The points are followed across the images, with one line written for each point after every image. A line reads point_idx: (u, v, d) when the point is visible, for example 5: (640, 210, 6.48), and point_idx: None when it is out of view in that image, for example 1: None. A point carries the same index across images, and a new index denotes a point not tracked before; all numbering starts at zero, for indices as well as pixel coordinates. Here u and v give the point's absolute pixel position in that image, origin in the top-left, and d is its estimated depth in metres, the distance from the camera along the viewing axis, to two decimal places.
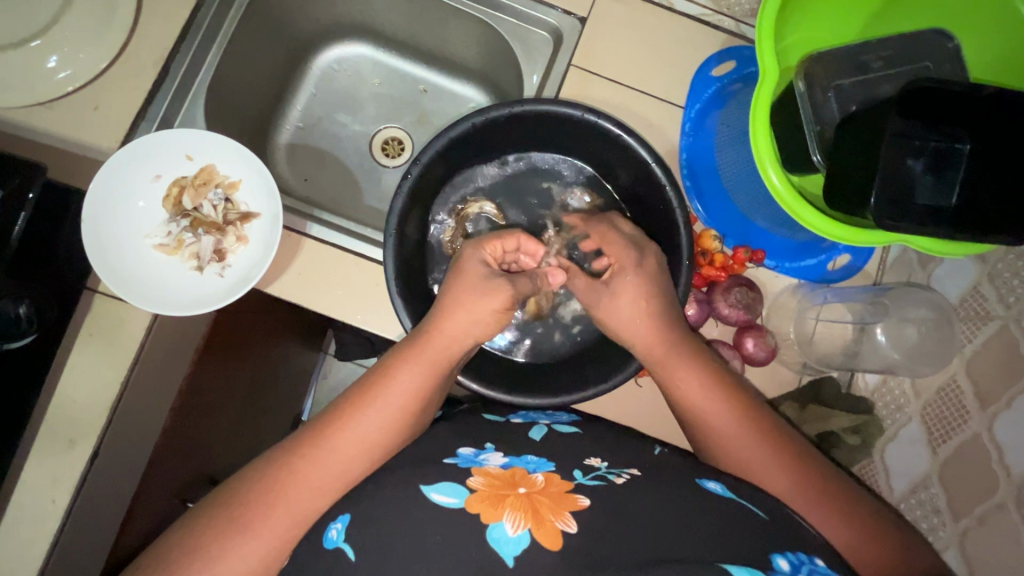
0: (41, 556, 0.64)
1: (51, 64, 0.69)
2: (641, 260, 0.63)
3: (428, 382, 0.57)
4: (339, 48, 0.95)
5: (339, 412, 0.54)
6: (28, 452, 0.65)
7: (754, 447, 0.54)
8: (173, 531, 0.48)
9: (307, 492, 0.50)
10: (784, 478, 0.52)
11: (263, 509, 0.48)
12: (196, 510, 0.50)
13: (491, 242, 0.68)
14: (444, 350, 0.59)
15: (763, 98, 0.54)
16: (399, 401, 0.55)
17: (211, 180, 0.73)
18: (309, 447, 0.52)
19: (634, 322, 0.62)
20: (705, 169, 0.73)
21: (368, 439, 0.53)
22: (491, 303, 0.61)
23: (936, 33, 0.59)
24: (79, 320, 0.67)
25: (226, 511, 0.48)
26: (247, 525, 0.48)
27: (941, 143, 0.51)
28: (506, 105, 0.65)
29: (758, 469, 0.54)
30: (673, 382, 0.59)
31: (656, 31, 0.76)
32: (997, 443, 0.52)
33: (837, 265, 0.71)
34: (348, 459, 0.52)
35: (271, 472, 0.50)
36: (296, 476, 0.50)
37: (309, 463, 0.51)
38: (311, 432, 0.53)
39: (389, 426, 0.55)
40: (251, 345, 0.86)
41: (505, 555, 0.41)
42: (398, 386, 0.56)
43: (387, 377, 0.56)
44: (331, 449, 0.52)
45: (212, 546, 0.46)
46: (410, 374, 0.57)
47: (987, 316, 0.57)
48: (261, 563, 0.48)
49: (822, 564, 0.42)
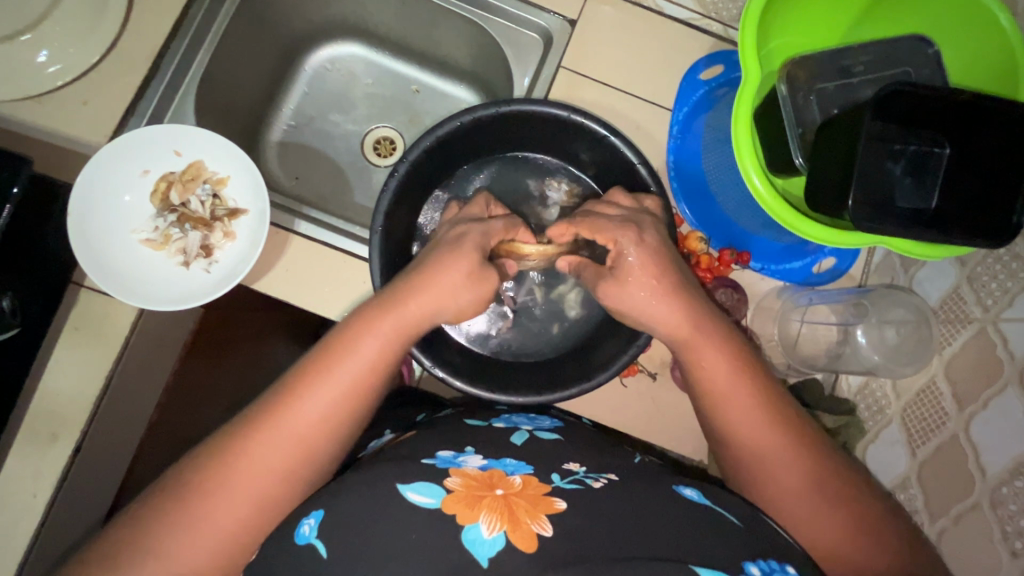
0: (21, 551, 0.64)
1: (41, 58, 0.69)
2: (641, 236, 0.59)
3: (387, 351, 0.56)
4: (332, 47, 0.95)
5: (294, 384, 0.54)
6: (9, 446, 0.65)
7: (753, 428, 0.54)
8: (130, 516, 0.49)
9: (262, 466, 0.51)
10: (774, 463, 0.52)
11: (215, 487, 0.49)
12: (154, 492, 0.50)
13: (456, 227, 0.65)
14: (402, 319, 0.57)
15: (745, 105, 0.55)
16: (353, 372, 0.55)
17: (199, 175, 0.73)
18: (266, 421, 0.52)
19: (655, 308, 0.58)
20: (692, 171, 0.74)
21: (324, 411, 0.53)
22: (449, 271, 0.59)
23: (915, 40, 0.59)
24: (63, 315, 0.67)
25: (181, 494, 0.49)
26: (202, 505, 0.48)
27: (921, 147, 0.52)
28: (493, 105, 0.65)
29: (754, 449, 0.53)
30: (700, 365, 0.56)
31: (644, 34, 0.76)
32: (974, 444, 0.52)
33: (822, 268, 0.72)
34: (302, 434, 0.52)
35: (225, 453, 0.50)
36: (248, 451, 0.51)
37: (262, 439, 0.51)
38: (265, 406, 0.53)
39: (343, 399, 0.54)
40: (235, 343, 0.87)
41: (478, 556, 0.41)
42: (353, 358, 0.55)
43: (342, 347, 0.55)
44: (288, 421, 0.52)
45: (176, 520, 0.48)
46: (366, 346, 0.55)
47: (966, 318, 0.58)
48: (222, 538, 0.49)
49: (794, 572, 0.44)
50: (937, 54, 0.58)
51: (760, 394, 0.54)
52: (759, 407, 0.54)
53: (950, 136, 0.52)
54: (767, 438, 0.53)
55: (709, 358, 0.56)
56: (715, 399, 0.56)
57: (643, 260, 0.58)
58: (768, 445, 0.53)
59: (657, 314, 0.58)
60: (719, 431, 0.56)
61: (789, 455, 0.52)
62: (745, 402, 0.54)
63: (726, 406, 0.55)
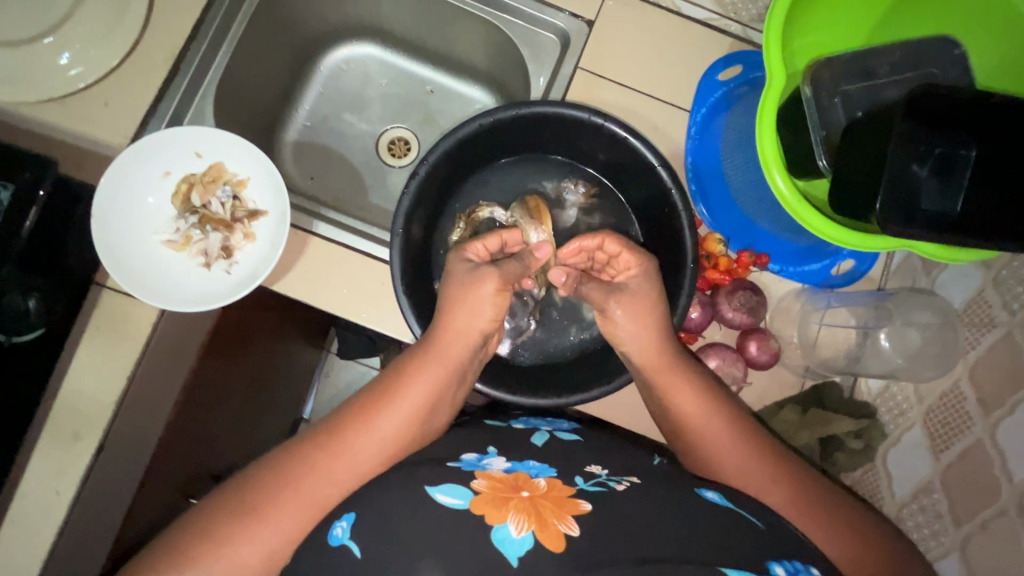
0: (46, 548, 0.64)
1: (63, 61, 0.69)
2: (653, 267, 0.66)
3: (442, 382, 0.60)
4: (347, 47, 0.96)
5: (360, 410, 0.57)
6: (34, 445, 0.65)
7: (716, 437, 0.56)
8: (184, 518, 0.50)
9: (324, 487, 0.52)
10: (747, 470, 0.54)
11: (272, 495, 0.50)
12: (207, 502, 0.51)
13: (472, 245, 0.69)
14: (454, 347, 0.61)
15: (768, 111, 0.55)
16: (413, 400, 0.58)
17: (220, 177, 0.73)
18: (331, 442, 0.54)
19: (641, 333, 0.62)
20: (710, 171, 0.73)
21: (385, 437, 0.56)
22: (486, 288, 0.63)
23: (942, 40, 0.59)
24: (86, 315, 0.68)
25: (238, 497, 0.50)
26: (259, 512, 0.49)
27: (948, 149, 0.50)
28: (514, 107, 0.65)
29: (721, 458, 0.56)
30: (672, 393, 0.60)
31: (662, 35, 0.76)
32: (1000, 449, 0.52)
33: (841, 270, 0.72)
34: (362, 454, 0.54)
35: (285, 465, 0.52)
36: (311, 469, 0.52)
37: (322, 459, 0.53)
38: (328, 428, 0.55)
39: (402, 426, 0.56)
40: (255, 340, 0.87)
41: (508, 555, 0.42)
42: (411, 384, 0.58)
43: (403, 376, 0.59)
44: (351, 444, 0.54)
45: (230, 531, 0.48)
46: (423, 373, 0.59)
47: (991, 322, 0.57)
48: (271, 552, 0.49)
49: (817, 573, 0.43)
50: (964, 55, 0.58)
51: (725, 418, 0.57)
52: (731, 428, 0.56)
53: (977, 137, 0.51)
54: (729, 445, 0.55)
55: (677, 386, 0.60)
56: (678, 416, 0.59)
57: (650, 282, 0.64)
58: (747, 465, 0.54)
59: (632, 343, 0.63)
60: (693, 450, 0.58)
61: (760, 460, 0.54)
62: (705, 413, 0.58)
63: (703, 428, 0.57)
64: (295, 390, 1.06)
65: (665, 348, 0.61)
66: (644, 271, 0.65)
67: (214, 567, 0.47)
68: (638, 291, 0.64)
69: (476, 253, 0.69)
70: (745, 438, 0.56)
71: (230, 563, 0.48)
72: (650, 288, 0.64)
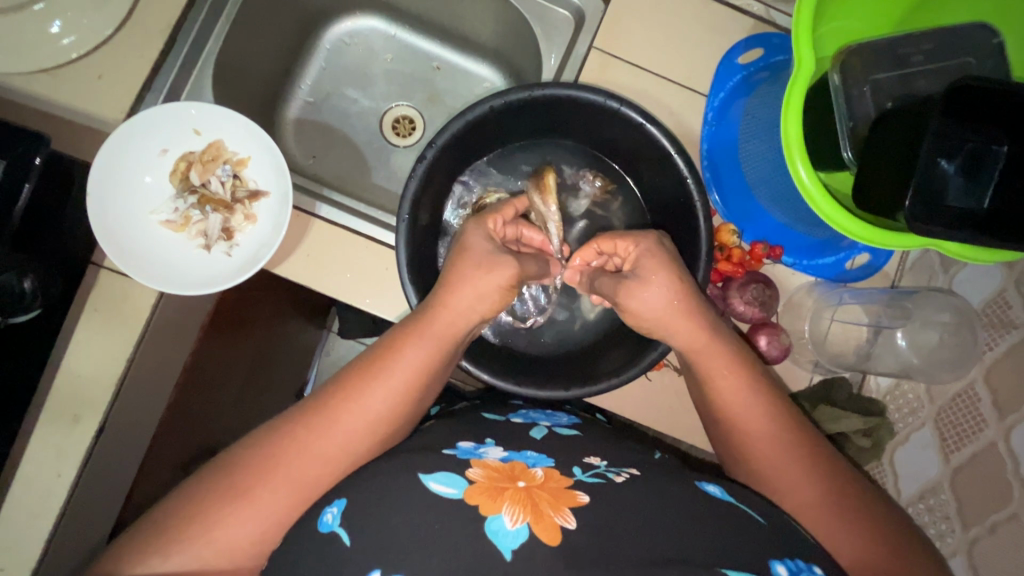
0: (47, 530, 0.64)
1: (54, 29, 0.66)
2: (657, 243, 0.63)
3: (432, 359, 0.58)
4: (350, 20, 0.92)
5: (349, 386, 0.55)
6: (32, 428, 0.64)
7: (742, 419, 0.55)
8: (173, 498, 0.50)
9: (312, 462, 0.51)
10: (748, 425, 0.55)
11: (263, 477, 0.50)
12: (196, 481, 0.51)
13: (492, 216, 0.67)
14: (449, 326, 0.59)
15: (797, 95, 0.52)
16: (405, 377, 0.56)
17: (219, 155, 0.71)
18: (319, 421, 0.53)
19: (668, 313, 0.59)
20: (727, 160, 0.70)
21: (375, 413, 0.54)
22: (496, 279, 0.61)
23: (979, 27, 0.56)
24: (83, 296, 0.66)
25: (227, 477, 0.50)
26: (247, 492, 0.49)
27: (978, 144, 0.48)
28: (525, 89, 0.63)
29: (753, 444, 0.55)
30: (713, 378, 0.57)
31: (680, 15, 0.73)
32: (1014, 453, 0.52)
33: (855, 265, 0.70)
34: (354, 434, 0.53)
35: (276, 442, 0.52)
36: (299, 446, 0.51)
37: (311, 439, 0.52)
38: (317, 407, 0.54)
39: (394, 401, 0.55)
40: (256, 323, 0.86)
41: (502, 548, 0.41)
42: (402, 361, 0.57)
43: (394, 353, 0.57)
44: (341, 422, 0.53)
45: (218, 514, 0.48)
46: (416, 350, 0.57)
47: (1012, 323, 0.56)
48: (261, 533, 0.49)
49: (820, 572, 0.43)
50: (1000, 44, 0.55)
51: (760, 397, 0.56)
52: (762, 405, 0.55)
53: (1010, 132, 0.48)
54: (757, 419, 0.55)
55: (719, 371, 0.57)
56: (714, 401, 0.58)
57: (657, 260, 0.61)
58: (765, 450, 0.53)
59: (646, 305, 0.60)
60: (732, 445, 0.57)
61: (780, 438, 0.54)
62: (733, 384, 0.56)
63: (734, 414, 0.56)
64: (295, 371, 1.05)
65: (686, 322, 0.58)
66: (646, 250, 0.62)
67: (205, 548, 0.47)
68: (645, 273, 0.60)
69: (495, 227, 0.67)
70: (766, 412, 0.55)
71: (220, 544, 0.48)
72: (659, 264, 0.60)
